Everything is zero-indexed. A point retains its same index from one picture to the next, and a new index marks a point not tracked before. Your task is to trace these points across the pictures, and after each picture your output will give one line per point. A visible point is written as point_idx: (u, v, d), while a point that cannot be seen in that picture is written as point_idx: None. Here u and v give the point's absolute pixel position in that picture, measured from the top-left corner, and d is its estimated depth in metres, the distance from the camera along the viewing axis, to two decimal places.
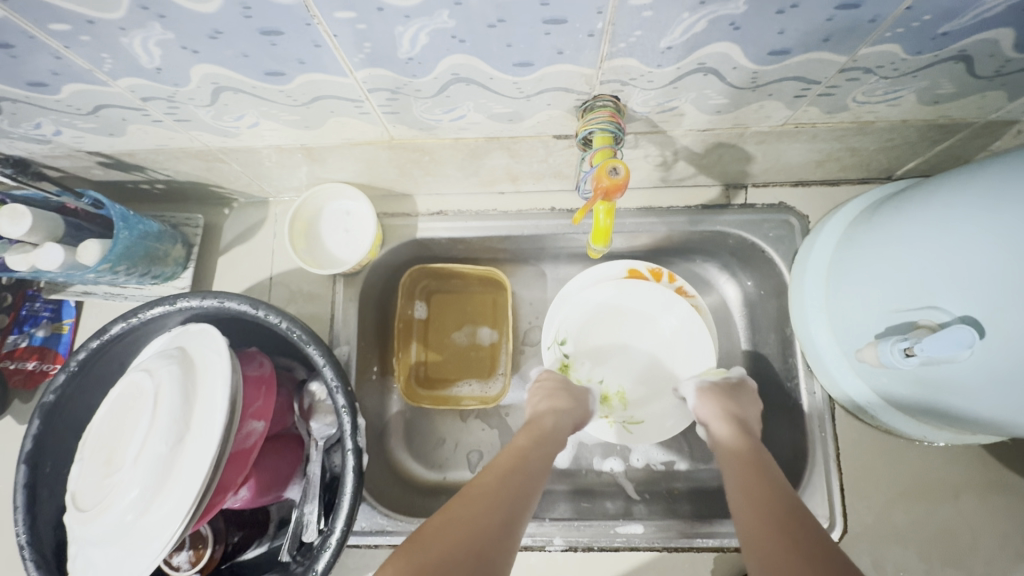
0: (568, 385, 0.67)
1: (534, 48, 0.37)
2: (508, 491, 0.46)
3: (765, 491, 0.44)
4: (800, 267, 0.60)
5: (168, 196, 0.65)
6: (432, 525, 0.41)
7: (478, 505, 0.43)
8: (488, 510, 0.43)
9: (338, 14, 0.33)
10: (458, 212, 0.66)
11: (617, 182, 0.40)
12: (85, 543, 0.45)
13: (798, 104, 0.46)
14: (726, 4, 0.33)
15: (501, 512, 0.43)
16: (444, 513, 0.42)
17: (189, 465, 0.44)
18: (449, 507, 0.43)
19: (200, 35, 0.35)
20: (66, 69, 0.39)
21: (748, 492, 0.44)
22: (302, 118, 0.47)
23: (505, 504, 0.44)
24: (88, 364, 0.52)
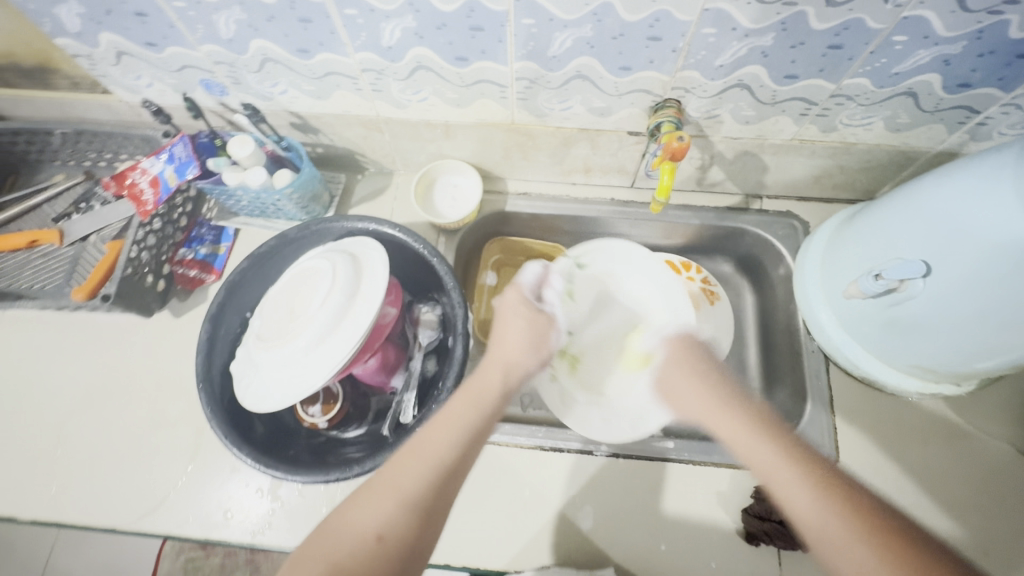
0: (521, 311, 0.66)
1: (636, 56, 0.58)
2: (458, 436, 0.51)
3: (746, 415, 0.51)
4: (802, 256, 0.78)
5: (321, 159, 0.85)
6: (404, 473, 0.48)
7: (437, 452, 0.50)
8: (445, 454, 0.50)
9: (524, 20, 0.54)
10: (539, 194, 0.85)
11: (682, 146, 0.60)
12: (263, 368, 0.60)
13: (802, 121, 0.66)
14: (761, 37, 0.54)
15: (453, 457, 0.50)
16: (410, 459, 0.49)
17: (356, 316, 0.59)
18: (410, 453, 0.50)
19: (433, 26, 0.56)
20: (330, 41, 0.60)
21: (743, 438, 0.49)
22: (459, 97, 0.68)
23: (454, 450, 0.50)
24: (264, 257, 0.69)
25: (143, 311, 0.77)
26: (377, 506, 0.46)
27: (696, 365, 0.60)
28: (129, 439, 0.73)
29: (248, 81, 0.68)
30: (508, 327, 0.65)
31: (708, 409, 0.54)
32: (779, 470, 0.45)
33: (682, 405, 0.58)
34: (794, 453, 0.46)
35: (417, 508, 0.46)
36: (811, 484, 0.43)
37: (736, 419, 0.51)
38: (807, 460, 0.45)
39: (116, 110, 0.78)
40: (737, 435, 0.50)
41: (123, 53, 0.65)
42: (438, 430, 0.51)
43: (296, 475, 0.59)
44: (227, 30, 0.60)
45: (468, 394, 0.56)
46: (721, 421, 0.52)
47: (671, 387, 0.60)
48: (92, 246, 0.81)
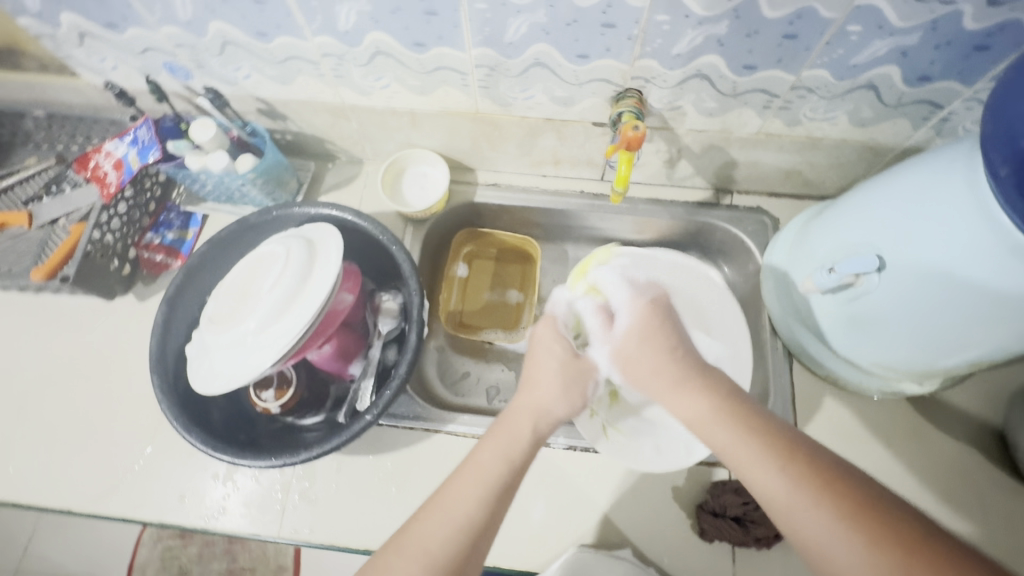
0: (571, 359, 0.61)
1: (592, 44, 0.57)
2: (504, 466, 0.51)
3: (708, 391, 0.51)
4: (768, 253, 0.77)
5: (292, 147, 0.85)
6: (448, 498, 0.49)
7: (485, 482, 0.50)
8: (487, 481, 0.50)
9: (477, 5, 0.54)
10: (509, 186, 0.85)
11: (637, 135, 0.58)
12: (213, 349, 0.59)
13: (766, 114, 0.66)
14: (715, 26, 0.53)
15: (495, 486, 0.50)
16: (457, 487, 0.50)
17: (307, 298, 0.59)
18: (457, 480, 0.50)
19: (387, 9, 0.56)
20: (287, 24, 0.60)
21: (708, 419, 0.50)
22: (422, 84, 0.67)
23: (501, 476, 0.50)
24: (223, 241, 0.69)
25: (106, 293, 0.77)
26: (430, 532, 0.47)
27: (657, 335, 0.58)
28: (88, 421, 0.73)
29: (211, 65, 0.68)
30: (553, 374, 0.59)
31: (670, 390, 0.53)
32: (753, 456, 0.46)
33: (640, 380, 0.57)
34: (753, 427, 0.47)
35: (466, 537, 0.47)
36: (781, 463, 0.44)
37: (705, 396, 0.51)
38: (771, 434, 0.47)
39: (85, 94, 0.78)
40: (695, 409, 0.51)
41: (85, 34, 0.65)
42: (480, 460, 0.51)
43: (243, 459, 0.58)
44: (184, 12, 0.60)
45: (507, 432, 0.54)
46: (686, 405, 0.52)
47: (625, 358, 0.59)
48: (61, 231, 0.79)
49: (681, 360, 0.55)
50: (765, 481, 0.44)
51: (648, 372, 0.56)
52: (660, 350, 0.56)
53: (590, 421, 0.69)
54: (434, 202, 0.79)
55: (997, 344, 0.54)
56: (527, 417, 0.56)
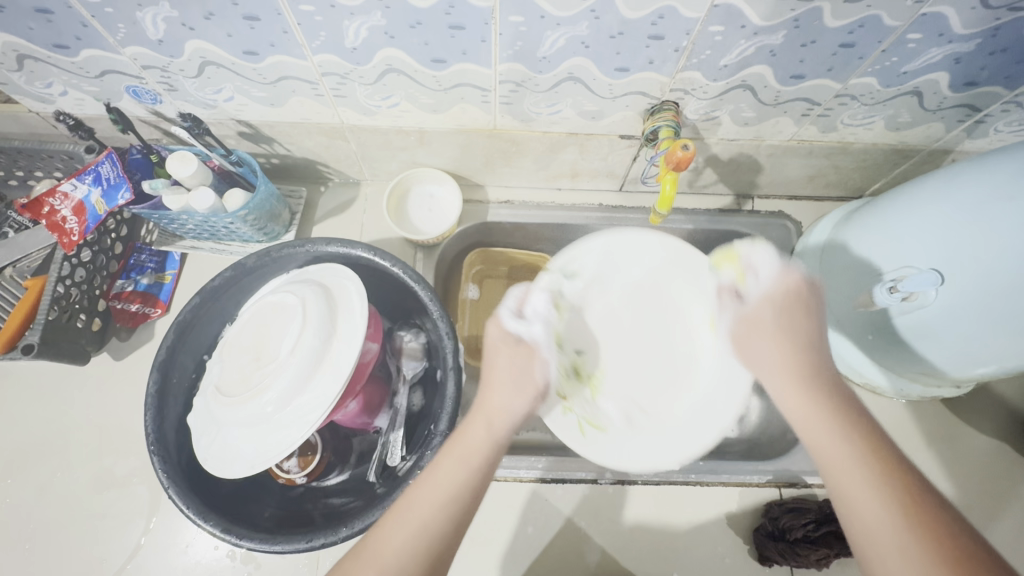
0: (517, 373, 0.53)
1: (634, 57, 0.52)
2: (464, 471, 0.48)
3: (825, 397, 0.43)
4: (797, 260, 0.75)
5: (279, 171, 0.76)
6: (412, 508, 0.46)
7: (444, 492, 0.46)
8: (456, 490, 0.47)
9: (511, 17, 0.48)
10: (522, 202, 0.79)
11: (687, 155, 0.55)
12: (227, 426, 0.52)
13: (803, 122, 0.63)
14: (771, 35, 0.49)
15: (460, 496, 0.47)
16: (418, 498, 0.46)
17: (337, 360, 0.53)
18: (417, 490, 0.47)
19: (405, 24, 0.49)
20: (282, 42, 0.51)
21: (816, 422, 0.43)
22: (435, 102, 0.60)
23: (443, 518, 0.45)
24: (217, 291, 0.60)
25: (79, 358, 0.66)
26: (392, 541, 0.44)
27: (795, 318, 0.46)
28: (71, 506, 0.63)
29: (186, 87, 0.58)
30: (519, 374, 0.53)
31: (792, 400, 0.44)
32: (844, 466, 0.41)
33: (750, 342, 0.48)
34: (874, 447, 0.41)
35: (427, 552, 0.44)
36: (877, 481, 0.39)
37: (827, 416, 0.42)
38: (878, 457, 0.41)
39: (24, 122, 0.66)
40: (815, 427, 0.43)
41: (24, 56, 0.54)
42: (445, 470, 0.48)
43: (274, 546, 0.51)
44: (155, 30, 0.50)
45: (461, 440, 0.50)
46: (807, 416, 0.43)
47: (747, 330, 0.49)
48: (9, 281, 0.69)
49: (808, 353, 0.45)
50: (863, 509, 0.39)
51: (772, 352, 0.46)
52: (793, 340, 0.46)
53: (562, 416, 0.61)
54: (445, 228, 0.73)
55: None
56: (481, 425, 0.50)
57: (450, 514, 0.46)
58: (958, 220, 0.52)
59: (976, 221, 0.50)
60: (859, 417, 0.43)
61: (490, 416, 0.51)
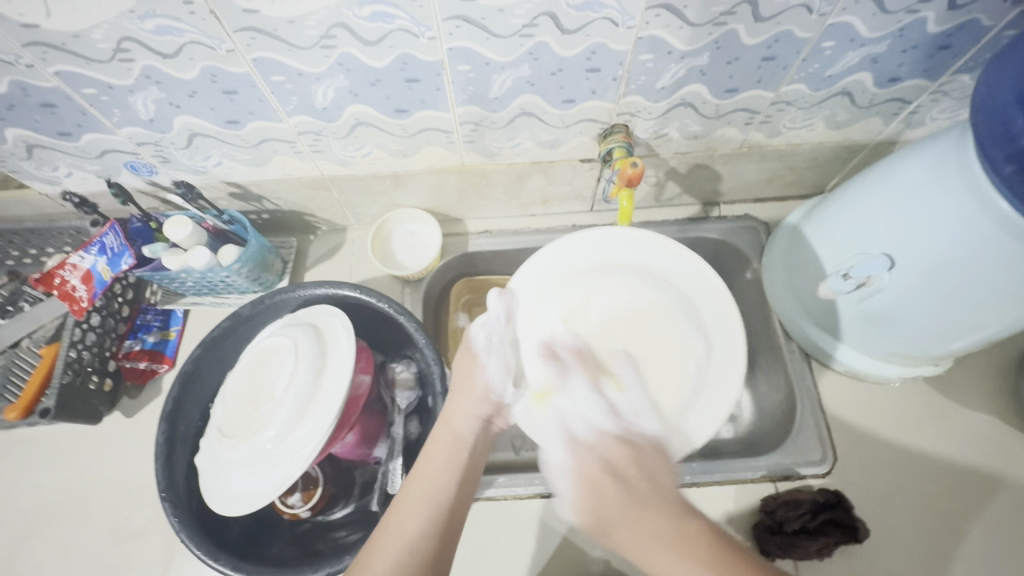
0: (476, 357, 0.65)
1: (577, 89, 0.57)
2: (449, 476, 0.53)
3: (677, 519, 0.45)
4: (766, 259, 0.78)
5: (270, 226, 0.81)
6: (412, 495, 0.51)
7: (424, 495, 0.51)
8: (438, 488, 0.52)
9: (459, 67, 0.53)
10: (500, 231, 0.84)
11: (636, 171, 0.60)
12: (230, 466, 0.55)
13: (748, 130, 0.67)
14: (697, 57, 0.54)
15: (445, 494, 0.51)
16: (407, 504, 0.50)
17: (328, 393, 0.56)
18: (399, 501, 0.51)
19: (367, 83, 0.54)
20: (259, 109, 0.57)
21: (657, 555, 0.43)
22: (404, 147, 0.66)
23: (436, 510, 0.50)
24: (216, 341, 0.64)
25: (92, 418, 0.70)
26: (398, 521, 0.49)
27: (608, 492, 0.48)
28: (87, 561, 0.66)
29: (178, 157, 0.64)
30: (465, 378, 0.61)
31: (631, 508, 0.46)
32: (684, 542, 0.42)
33: (592, 518, 0.49)
34: (682, 533, 0.43)
35: (421, 549, 0.47)
36: (722, 571, 0.40)
37: (655, 518, 0.45)
38: (704, 543, 0.42)
39: (36, 204, 0.73)
40: (646, 539, 0.44)
41: (34, 145, 0.60)
42: (424, 474, 0.53)
43: None
44: (146, 111, 0.56)
45: (429, 453, 0.55)
46: (645, 542, 0.44)
47: (575, 486, 0.52)
48: (27, 352, 0.73)
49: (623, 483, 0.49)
50: (678, 568, 0.41)
51: (599, 506, 0.48)
52: (598, 501, 0.49)
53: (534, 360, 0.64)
54: (409, 266, 0.78)
55: (1003, 328, 0.55)
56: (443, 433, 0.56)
57: (433, 517, 0.50)
58: (898, 204, 0.55)
59: (911, 204, 0.54)
60: (669, 516, 0.45)
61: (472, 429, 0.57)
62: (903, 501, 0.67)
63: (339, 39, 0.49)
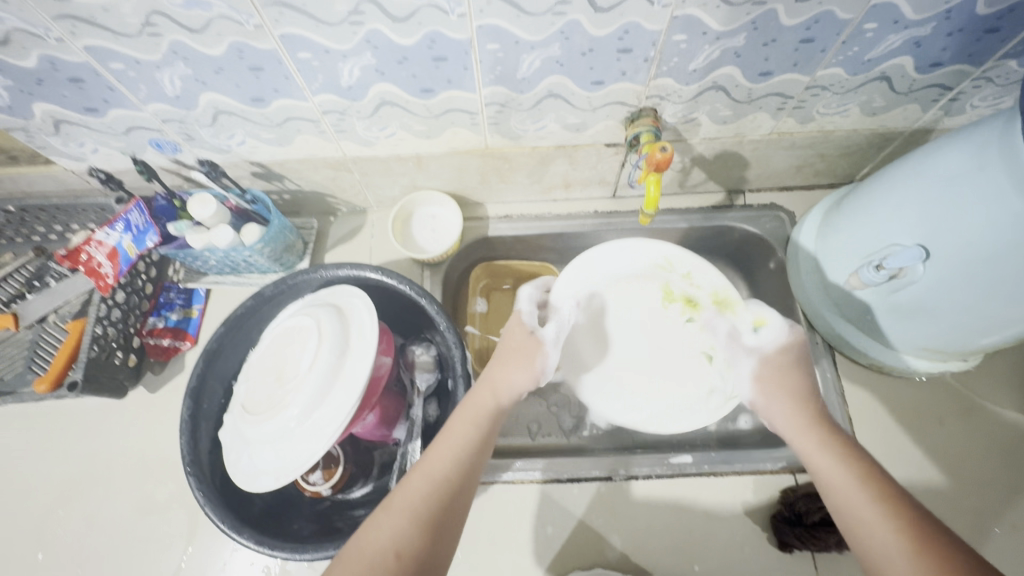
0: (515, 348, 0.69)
1: (607, 70, 0.56)
2: (473, 430, 0.55)
3: (859, 459, 0.50)
4: (792, 249, 0.77)
5: (291, 206, 0.81)
6: (450, 433, 0.55)
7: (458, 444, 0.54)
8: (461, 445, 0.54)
9: (489, 46, 0.52)
10: (520, 215, 0.83)
11: (666, 156, 0.59)
12: (253, 443, 0.56)
13: (780, 115, 0.65)
14: (732, 39, 0.52)
15: (472, 443, 0.54)
16: (434, 455, 0.53)
17: (351, 373, 0.56)
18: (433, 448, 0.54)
19: (394, 61, 0.54)
20: (285, 87, 0.57)
21: (841, 484, 0.49)
22: (428, 128, 0.65)
23: (469, 434, 0.55)
24: (240, 320, 0.64)
25: (117, 393, 0.71)
26: (434, 458, 0.53)
27: (790, 379, 0.60)
28: (113, 531, 0.68)
29: (202, 135, 0.64)
30: (519, 353, 0.65)
31: (806, 434, 0.55)
32: (863, 496, 0.47)
33: (767, 404, 0.61)
34: (892, 500, 0.46)
35: (444, 493, 0.50)
36: (913, 545, 0.42)
37: (845, 464, 0.50)
38: (862, 468, 0.49)
39: (61, 180, 0.73)
40: (832, 467, 0.50)
41: (60, 121, 0.60)
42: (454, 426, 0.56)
43: (305, 554, 0.54)
44: (172, 87, 0.56)
45: (467, 407, 0.58)
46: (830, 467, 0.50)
47: (768, 393, 0.61)
48: (52, 327, 0.75)
49: (814, 417, 0.56)
50: (881, 540, 0.44)
51: (781, 422, 0.58)
52: (793, 393, 0.59)
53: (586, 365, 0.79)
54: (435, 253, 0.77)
55: None
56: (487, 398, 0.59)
57: (462, 456, 0.53)
58: (937, 194, 0.53)
59: (950, 194, 0.52)
60: (860, 453, 0.51)
61: (494, 393, 0.61)
62: (926, 496, 0.66)
63: (369, 15, 0.48)
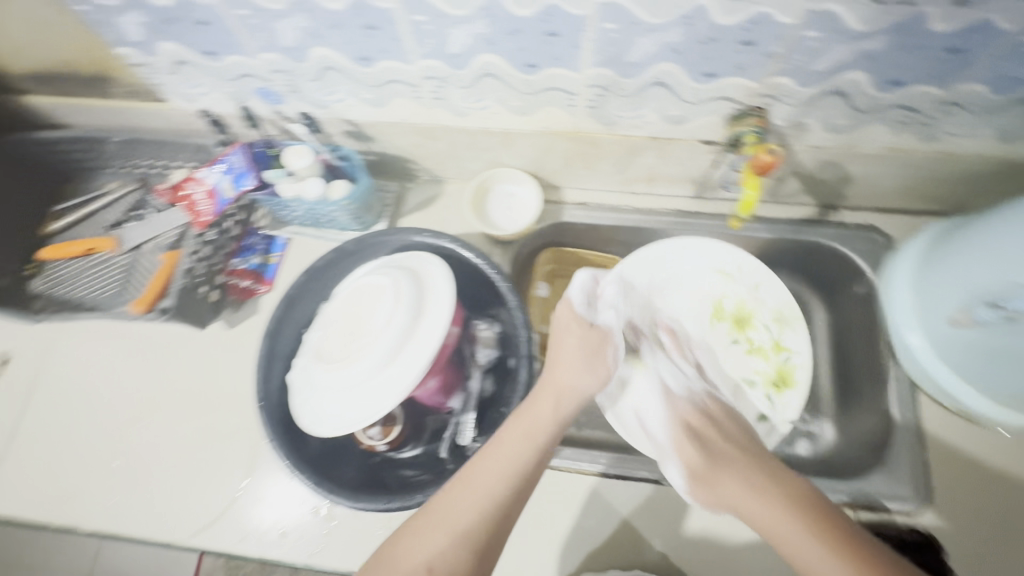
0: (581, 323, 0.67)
1: (723, 62, 0.53)
2: (529, 450, 0.54)
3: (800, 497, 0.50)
4: (886, 274, 0.71)
5: (374, 168, 0.83)
6: (503, 445, 0.55)
7: (506, 463, 0.53)
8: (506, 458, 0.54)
9: (605, 25, 0.50)
10: (597, 204, 0.81)
11: (772, 159, 0.58)
12: (320, 389, 0.58)
13: (900, 130, 0.61)
14: (869, 41, 0.49)
15: (525, 468, 0.53)
16: (483, 467, 0.53)
17: (422, 337, 0.57)
18: (485, 456, 0.54)
19: (505, 32, 0.53)
20: (393, 48, 0.57)
21: (789, 533, 0.47)
22: (524, 105, 0.64)
23: (527, 462, 0.54)
24: (320, 272, 0.67)
25: (199, 322, 0.76)
26: (477, 474, 0.53)
27: (711, 437, 0.60)
28: (180, 451, 0.72)
29: (306, 89, 0.66)
30: (579, 341, 0.65)
31: (750, 480, 0.53)
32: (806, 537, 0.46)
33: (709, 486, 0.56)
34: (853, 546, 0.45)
35: (487, 517, 0.50)
36: None
37: (769, 498, 0.50)
38: (802, 496, 0.50)
39: (170, 118, 0.77)
40: (775, 516, 0.49)
41: (181, 62, 0.64)
42: (513, 440, 0.55)
43: (356, 502, 0.56)
44: (288, 38, 0.58)
45: (529, 418, 0.57)
46: (772, 518, 0.49)
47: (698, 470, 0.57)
48: (146, 255, 0.80)
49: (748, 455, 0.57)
50: (816, 560, 0.45)
51: (729, 483, 0.54)
52: (731, 462, 0.56)
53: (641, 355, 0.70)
54: (490, 224, 0.78)
55: None
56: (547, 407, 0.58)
57: (513, 481, 0.52)
58: None
59: None
60: (800, 484, 0.52)
61: (557, 396, 0.59)
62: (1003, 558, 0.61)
63: None
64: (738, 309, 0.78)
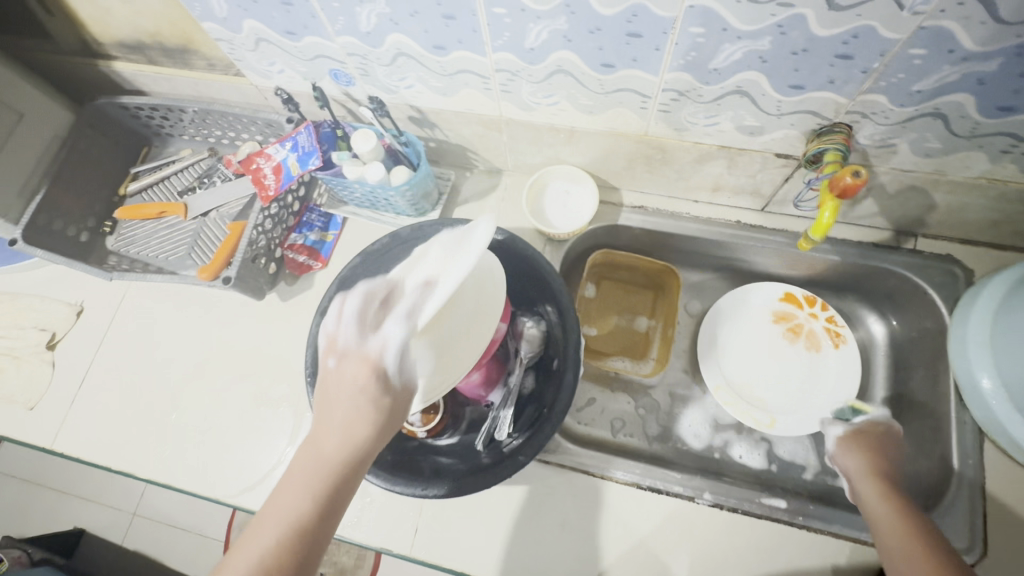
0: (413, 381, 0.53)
1: (813, 75, 0.51)
2: (336, 466, 0.45)
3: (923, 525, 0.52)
4: (962, 310, 0.67)
5: (434, 155, 0.83)
6: (320, 451, 0.46)
7: (316, 477, 0.45)
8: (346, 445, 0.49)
9: (691, 28, 0.48)
10: (656, 209, 0.79)
11: (857, 183, 0.52)
12: None
13: (1000, 160, 0.56)
14: (982, 63, 0.45)
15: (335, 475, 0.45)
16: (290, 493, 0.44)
17: (463, 342, 0.56)
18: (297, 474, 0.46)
19: (585, 29, 0.52)
20: (469, 39, 0.57)
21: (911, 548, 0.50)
22: (593, 104, 0.63)
23: (341, 462, 0.46)
24: (373, 256, 0.68)
25: (256, 293, 0.79)
26: (299, 487, 0.44)
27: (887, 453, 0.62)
28: (230, 413, 0.76)
29: (377, 74, 0.67)
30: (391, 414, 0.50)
31: (885, 494, 0.56)
32: (910, 541, 0.50)
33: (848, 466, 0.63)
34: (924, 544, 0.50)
35: (294, 534, 0.42)
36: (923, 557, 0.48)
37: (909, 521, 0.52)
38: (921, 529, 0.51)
39: (245, 92, 0.80)
40: (903, 538, 0.51)
41: (262, 40, 0.65)
42: (330, 447, 0.46)
43: (393, 484, 0.59)
44: (367, 23, 0.58)
45: (319, 428, 0.48)
46: (882, 521, 0.54)
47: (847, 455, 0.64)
48: (213, 223, 0.84)
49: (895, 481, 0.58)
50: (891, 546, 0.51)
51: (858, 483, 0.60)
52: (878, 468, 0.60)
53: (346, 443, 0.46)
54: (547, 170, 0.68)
55: None
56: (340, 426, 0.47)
57: (317, 490, 0.44)
58: None
59: None
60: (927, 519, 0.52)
61: (352, 459, 0.46)
62: None
63: None
64: (796, 326, 0.81)
